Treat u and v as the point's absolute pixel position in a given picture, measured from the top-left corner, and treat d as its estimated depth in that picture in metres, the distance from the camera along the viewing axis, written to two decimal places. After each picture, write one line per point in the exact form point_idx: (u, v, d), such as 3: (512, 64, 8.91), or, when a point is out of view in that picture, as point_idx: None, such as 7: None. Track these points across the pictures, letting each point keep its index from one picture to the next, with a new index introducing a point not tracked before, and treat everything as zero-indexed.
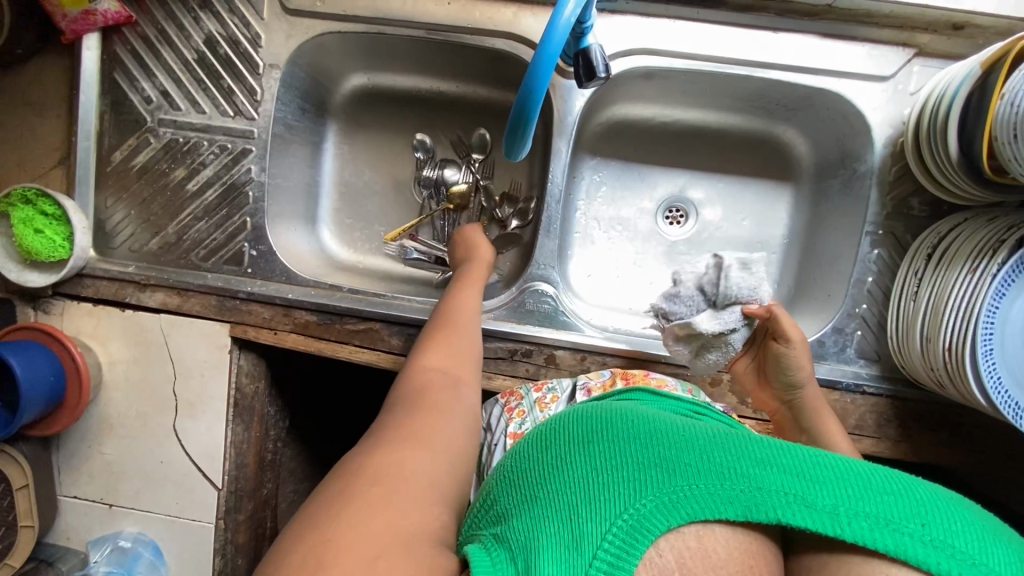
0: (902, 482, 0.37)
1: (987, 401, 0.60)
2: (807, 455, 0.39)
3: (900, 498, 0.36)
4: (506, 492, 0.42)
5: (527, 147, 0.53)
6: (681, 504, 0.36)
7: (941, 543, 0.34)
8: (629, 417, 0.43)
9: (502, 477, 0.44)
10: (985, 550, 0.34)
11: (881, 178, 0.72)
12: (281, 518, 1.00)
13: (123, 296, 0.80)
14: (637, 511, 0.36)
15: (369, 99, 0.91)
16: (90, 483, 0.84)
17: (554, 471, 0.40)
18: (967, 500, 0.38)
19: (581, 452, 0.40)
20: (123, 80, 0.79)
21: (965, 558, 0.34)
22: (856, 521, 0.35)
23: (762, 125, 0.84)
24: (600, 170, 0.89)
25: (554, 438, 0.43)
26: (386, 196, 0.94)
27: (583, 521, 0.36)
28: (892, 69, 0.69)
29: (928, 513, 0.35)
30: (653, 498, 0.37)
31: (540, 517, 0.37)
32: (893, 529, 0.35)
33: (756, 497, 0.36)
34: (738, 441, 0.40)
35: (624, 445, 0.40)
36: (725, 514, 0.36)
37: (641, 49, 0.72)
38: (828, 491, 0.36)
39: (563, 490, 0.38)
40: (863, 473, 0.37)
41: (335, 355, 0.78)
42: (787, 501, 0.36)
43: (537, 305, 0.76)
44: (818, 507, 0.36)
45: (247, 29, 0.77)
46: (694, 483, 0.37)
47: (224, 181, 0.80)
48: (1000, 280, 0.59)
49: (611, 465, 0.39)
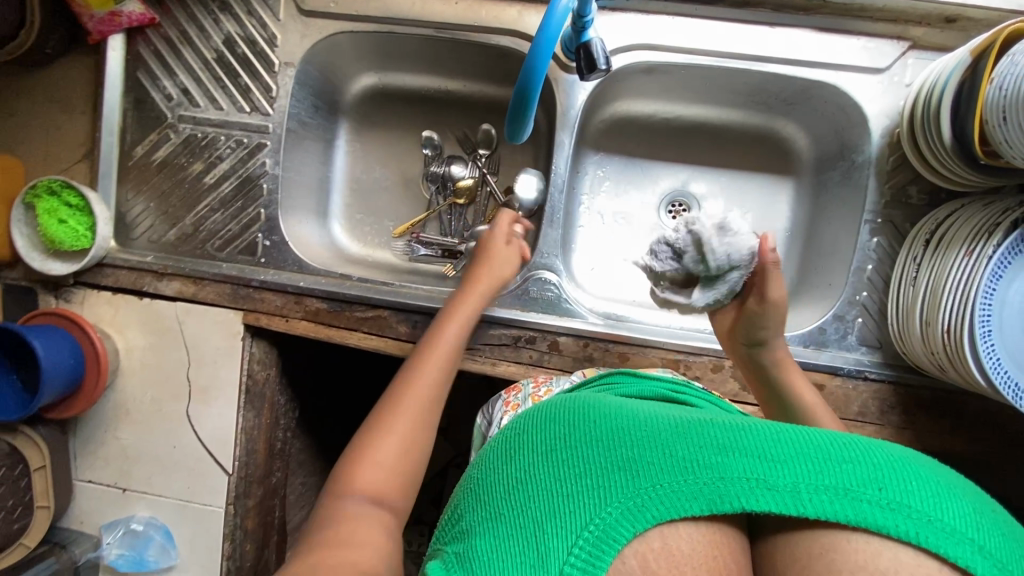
0: (863, 451, 0.42)
1: (987, 381, 0.60)
2: (768, 439, 0.43)
3: (860, 467, 0.41)
4: (485, 500, 0.46)
5: (528, 130, 0.55)
6: (647, 507, 0.42)
7: (897, 505, 0.39)
8: (597, 418, 0.47)
9: (473, 489, 0.49)
10: (940, 508, 0.40)
11: (879, 168, 0.73)
12: (289, 510, 1.02)
13: (141, 285, 0.83)
14: (605, 519, 0.41)
15: (379, 98, 0.95)
16: (105, 467, 0.86)
17: (528, 482, 0.45)
18: (917, 453, 0.44)
19: (553, 461, 0.45)
20: (146, 79, 0.82)
21: (920, 516, 0.39)
22: (816, 496, 0.40)
23: (761, 120, 0.86)
24: (604, 165, 0.91)
25: (527, 447, 0.47)
26: (395, 192, 0.97)
27: (552, 536, 0.41)
28: (887, 62, 0.71)
29: (883, 478, 0.40)
30: (620, 502, 0.42)
31: (516, 530, 0.43)
32: (854, 498, 0.40)
33: (719, 488, 0.41)
34: (699, 435, 0.44)
35: (593, 451, 0.44)
36: (689, 509, 0.41)
37: (642, 45, 0.74)
38: (787, 472, 0.41)
39: (538, 502, 0.43)
40: (824, 446, 0.42)
41: (344, 342, 0.80)
42: (748, 489, 0.41)
43: (540, 292, 0.78)
44: (778, 488, 0.41)
45: (263, 30, 0.81)
46: (658, 484, 0.42)
47: (239, 174, 0.83)
48: (996, 262, 0.60)
49: (581, 473, 0.44)
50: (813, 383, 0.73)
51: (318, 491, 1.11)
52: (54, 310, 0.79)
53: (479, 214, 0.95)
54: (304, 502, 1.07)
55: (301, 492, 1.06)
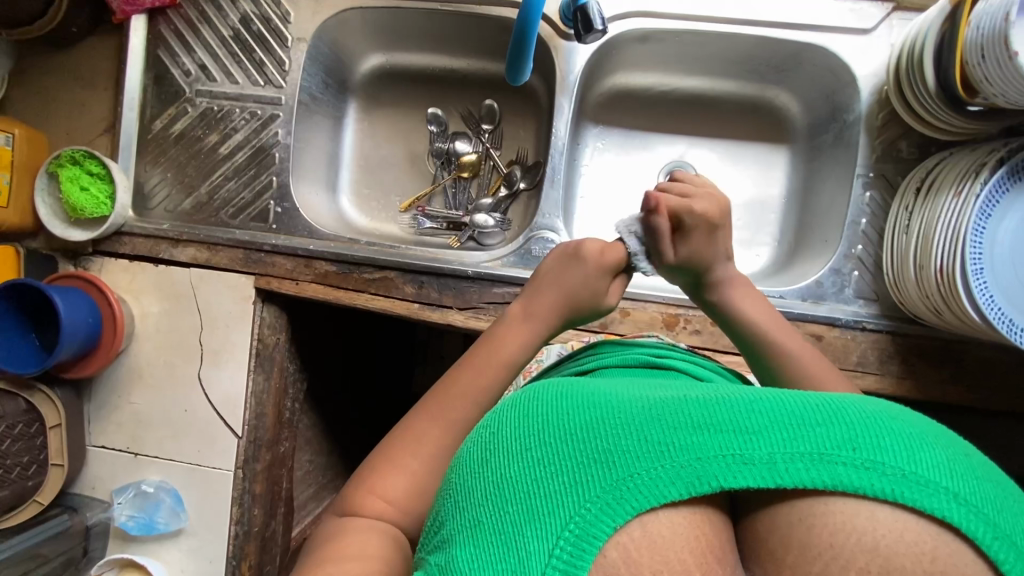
0: (828, 407, 0.33)
1: (981, 317, 0.61)
2: (738, 405, 0.33)
3: (829, 424, 0.31)
4: (447, 506, 0.36)
5: (527, 73, 0.58)
6: (625, 498, 0.31)
7: (873, 463, 0.30)
8: (546, 399, 0.37)
9: (439, 496, 0.39)
10: (913, 458, 0.30)
11: (869, 124, 0.75)
12: (296, 485, 1.03)
13: (157, 252, 0.86)
14: (582, 518, 0.31)
15: (386, 77, 0.99)
16: (117, 432, 0.88)
17: (487, 487, 0.34)
18: (871, 397, 0.35)
19: (509, 455, 0.34)
20: (166, 56, 0.87)
21: (896, 472, 0.30)
22: (795, 464, 0.31)
23: (755, 90, 0.89)
24: (603, 138, 0.94)
25: (476, 454, 0.36)
26: (402, 168, 1.00)
27: (527, 543, 0.31)
28: (873, 23, 0.74)
29: (858, 435, 0.31)
30: (594, 495, 0.31)
31: (480, 545, 0.32)
32: (829, 462, 0.30)
33: (696, 469, 0.31)
34: (667, 405, 0.34)
35: (547, 437, 0.34)
36: (670, 497, 0.31)
37: (637, 12, 0.78)
38: (765, 440, 0.31)
39: (502, 505, 0.33)
40: (787, 406, 0.33)
41: (352, 302, 0.82)
42: (728, 464, 0.31)
43: (542, 250, 0.80)
44: (756, 460, 0.31)
45: (277, 8, 0.85)
46: (635, 471, 0.31)
47: (253, 144, 0.86)
48: (984, 200, 0.62)
49: (535, 467, 0.33)
50: (811, 334, 0.74)
51: (324, 471, 1.12)
52: (76, 273, 0.82)
53: (483, 187, 0.98)
54: (310, 480, 1.08)
55: (307, 469, 1.07)
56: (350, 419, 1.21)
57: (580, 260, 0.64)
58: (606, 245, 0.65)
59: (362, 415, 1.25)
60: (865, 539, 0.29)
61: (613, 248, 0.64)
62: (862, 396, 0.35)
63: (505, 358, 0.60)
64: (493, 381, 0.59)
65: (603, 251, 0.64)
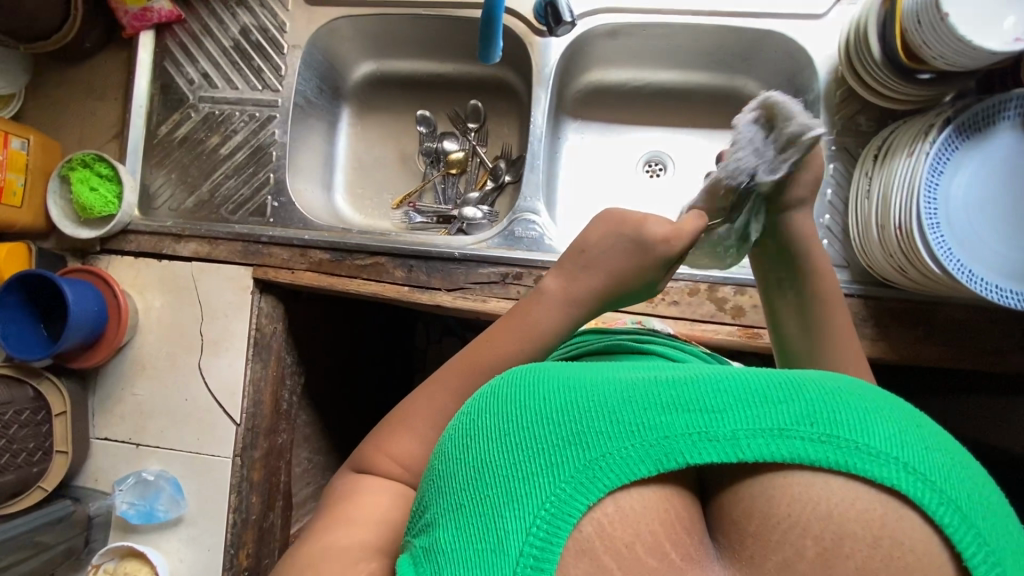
0: (789, 383, 0.33)
1: (941, 268, 0.64)
2: (705, 383, 0.33)
3: (789, 400, 0.32)
4: (433, 490, 0.37)
5: (498, 52, 0.62)
6: (597, 477, 0.32)
7: (829, 437, 0.30)
8: (519, 383, 0.37)
9: (425, 478, 0.39)
10: (866, 430, 0.31)
11: (828, 101, 0.80)
12: (295, 482, 1.04)
13: (161, 248, 0.91)
14: (556, 497, 0.32)
15: (378, 83, 1.05)
16: (120, 424, 0.90)
17: (469, 471, 0.34)
18: (831, 371, 0.35)
19: (488, 439, 0.35)
20: (171, 67, 0.94)
21: (850, 444, 0.30)
22: (758, 441, 0.31)
23: (724, 80, 0.94)
24: (582, 130, 0.99)
25: (459, 440, 0.36)
26: (393, 167, 1.05)
27: (506, 522, 0.32)
28: (825, 9, 0.80)
29: (815, 411, 0.31)
30: (566, 476, 0.32)
31: (464, 526, 0.33)
32: (787, 436, 0.31)
33: (665, 447, 0.32)
34: (638, 386, 0.34)
35: (521, 420, 0.34)
36: (640, 474, 0.32)
37: (604, 8, 0.84)
38: (729, 418, 0.32)
39: (483, 488, 0.33)
40: (752, 383, 0.33)
41: (346, 289, 0.85)
42: (693, 442, 0.32)
43: (524, 232, 0.85)
44: (719, 438, 0.31)
45: (274, 19, 0.92)
46: (606, 451, 0.32)
47: (251, 144, 0.92)
48: (934, 158, 0.65)
49: (511, 450, 0.33)
50: None
51: (322, 470, 1.13)
52: (86, 266, 0.87)
53: (471, 182, 1.02)
54: (309, 478, 1.08)
55: (306, 467, 1.08)
56: (350, 419, 1.23)
57: (644, 251, 0.61)
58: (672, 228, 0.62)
59: (361, 416, 1.27)
60: (820, 508, 0.29)
61: (681, 235, 0.62)
62: (820, 370, 0.35)
63: (523, 324, 0.59)
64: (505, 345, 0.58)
65: (668, 237, 0.61)
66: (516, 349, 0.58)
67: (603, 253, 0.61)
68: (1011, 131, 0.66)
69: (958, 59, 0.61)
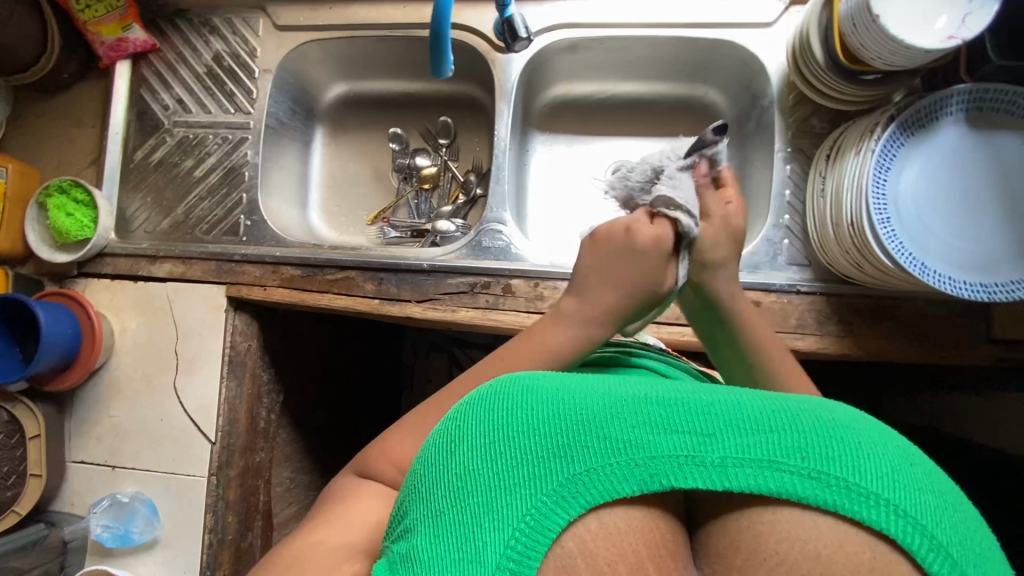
0: (783, 414, 0.34)
1: (891, 260, 0.65)
2: (696, 406, 0.34)
3: (781, 431, 0.33)
4: (413, 494, 0.37)
5: (449, 66, 0.65)
6: (580, 492, 0.33)
7: (818, 474, 0.32)
8: (510, 391, 0.37)
9: (408, 477, 0.40)
10: (859, 469, 0.32)
11: (781, 106, 0.82)
12: (276, 503, 1.03)
13: (136, 270, 0.92)
14: (537, 509, 0.33)
15: (350, 104, 1.08)
16: (97, 446, 0.90)
17: (452, 478, 0.35)
18: (828, 403, 0.36)
19: (475, 445, 0.35)
20: (147, 94, 0.97)
21: (839, 482, 0.31)
22: (744, 468, 0.32)
23: (685, 89, 0.96)
24: (550, 142, 1.00)
25: (447, 440, 0.37)
26: (367, 183, 1.07)
27: (486, 530, 0.33)
28: (773, 17, 0.82)
29: (805, 445, 0.32)
30: (550, 489, 0.33)
31: (443, 534, 0.34)
32: (776, 468, 0.32)
33: (650, 467, 0.33)
34: (628, 402, 0.35)
35: (511, 431, 0.35)
36: (624, 493, 0.33)
37: (562, 25, 0.87)
38: (717, 443, 0.33)
39: (466, 496, 0.34)
40: (744, 411, 0.34)
41: (316, 303, 0.86)
42: (679, 465, 0.33)
43: (492, 242, 0.86)
44: (706, 463, 0.33)
45: (245, 45, 0.95)
46: (590, 466, 0.33)
47: (224, 166, 0.94)
48: (881, 155, 0.67)
49: (498, 459, 0.34)
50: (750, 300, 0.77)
51: (305, 490, 1.11)
52: (64, 290, 0.88)
53: (443, 197, 1.04)
54: (291, 498, 1.07)
55: (288, 487, 1.07)
56: (334, 436, 1.22)
57: (620, 255, 0.61)
58: (655, 228, 0.62)
59: (345, 434, 1.26)
60: (808, 547, 0.30)
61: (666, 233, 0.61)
62: (814, 399, 0.36)
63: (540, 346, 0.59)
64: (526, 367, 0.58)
65: (655, 237, 0.61)
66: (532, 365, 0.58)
67: (595, 256, 0.62)
68: (954, 126, 0.67)
69: (895, 59, 0.63)
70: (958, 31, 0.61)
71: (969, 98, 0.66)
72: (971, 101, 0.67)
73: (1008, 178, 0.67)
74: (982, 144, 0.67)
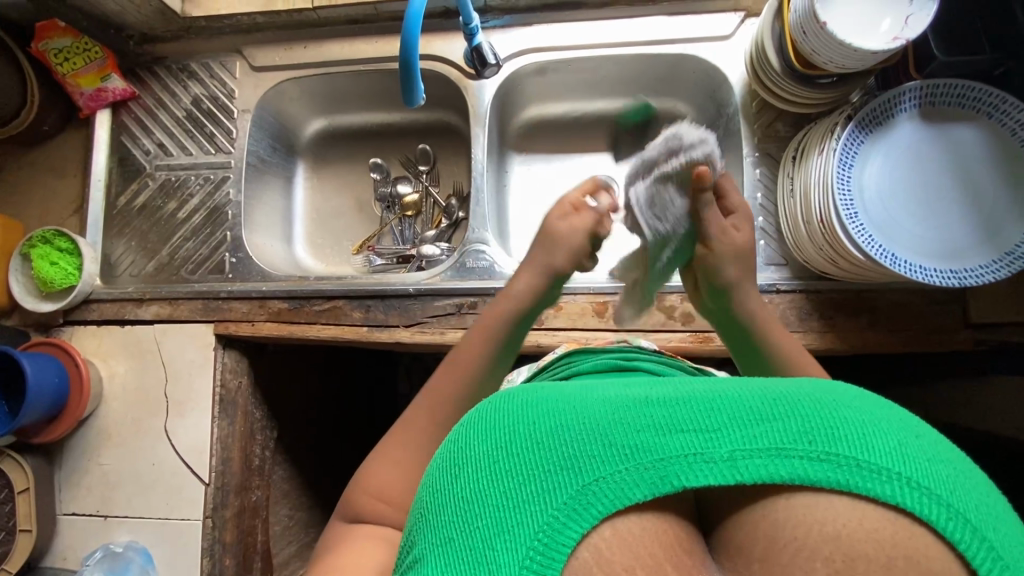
0: (784, 401, 0.33)
1: (862, 253, 0.66)
2: (696, 403, 0.34)
3: (785, 418, 0.32)
4: (422, 523, 0.35)
5: (420, 94, 0.67)
6: (590, 502, 0.32)
7: (829, 456, 0.31)
8: (509, 407, 0.36)
9: (412, 511, 0.38)
10: (866, 446, 0.31)
11: (745, 113, 0.85)
12: (275, 543, 1.01)
13: (123, 314, 0.92)
14: (549, 525, 0.31)
15: (330, 138, 1.10)
16: (88, 496, 0.89)
17: (458, 502, 0.33)
18: (827, 385, 0.35)
19: (479, 466, 0.34)
20: (128, 140, 0.98)
21: (851, 463, 0.31)
22: (753, 460, 0.32)
23: (655, 103, 0.99)
24: (529, 162, 1.03)
25: (450, 465, 0.35)
26: (351, 214, 1.08)
27: (498, 554, 0.31)
28: (730, 30, 0.86)
29: (812, 429, 0.32)
30: (560, 503, 0.32)
31: (455, 562, 0.32)
32: (786, 456, 0.31)
33: (660, 469, 0.32)
34: (629, 406, 0.34)
35: (514, 447, 0.34)
36: (635, 498, 0.32)
37: (528, 49, 0.90)
38: (724, 437, 0.32)
39: (475, 519, 0.32)
40: (745, 402, 0.33)
41: (305, 335, 0.87)
42: (688, 463, 0.32)
43: (475, 262, 0.88)
44: (716, 459, 0.32)
45: (224, 87, 0.98)
46: (600, 474, 0.32)
47: (207, 206, 0.95)
48: (841, 153, 0.69)
49: (504, 478, 0.33)
50: None
51: (304, 528, 1.09)
52: (50, 339, 0.87)
53: (427, 223, 1.05)
54: (291, 537, 1.05)
55: (287, 525, 1.05)
56: (333, 470, 1.21)
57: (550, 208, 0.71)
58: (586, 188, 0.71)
59: (344, 467, 1.24)
60: (827, 529, 0.30)
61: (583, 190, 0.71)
62: (811, 381, 0.36)
63: (493, 329, 0.64)
64: (482, 346, 0.63)
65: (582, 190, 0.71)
66: (489, 348, 0.63)
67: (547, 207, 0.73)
68: (908, 120, 0.70)
69: (846, 61, 0.66)
70: (902, 32, 0.64)
71: (920, 94, 0.69)
72: (923, 97, 0.69)
73: (963, 164, 0.69)
74: (934, 134, 0.70)
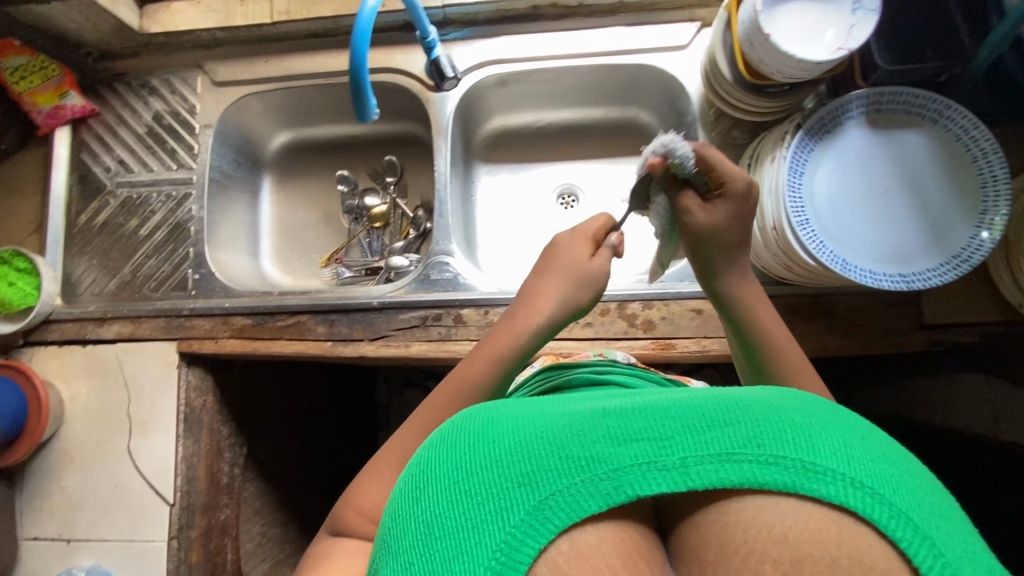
0: (734, 406, 0.33)
1: (813, 259, 0.67)
2: (650, 411, 0.33)
3: (735, 423, 0.32)
4: (385, 553, 0.34)
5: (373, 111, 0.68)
6: (547, 518, 0.31)
7: (776, 459, 0.31)
8: (469, 427, 0.36)
9: (377, 544, 0.37)
10: (811, 448, 0.31)
11: (704, 122, 0.87)
12: (246, 561, 0.99)
13: (84, 334, 0.90)
14: (506, 544, 0.30)
15: (296, 151, 1.09)
16: (50, 520, 0.87)
17: (418, 528, 0.32)
18: (773, 391, 0.35)
19: (439, 489, 0.33)
20: (88, 158, 0.97)
21: (798, 465, 0.31)
22: (706, 466, 0.31)
23: (618, 111, 1.00)
24: (495, 171, 1.03)
25: (412, 493, 0.34)
26: (318, 227, 1.08)
27: None
28: (687, 39, 0.87)
29: (760, 433, 0.31)
30: (517, 520, 0.31)
31: None
32: (735, 460, 0.31)
33: (615, 481, 0.31)
34: (585, 418, 0.34)
35: (472, 467, 0.33)
36: (591, 511, 0.31)
37: (488, 61, 0.91)
38: (677, 444, 0.32)
39: (434, 544, 0.31)
40: (696, 408, 0.33)
41: (268, 350, 0.86)
42: (642, 473, 0.31)
43: (440, 274, 0.88)
44: (669, 466, 0.31)
45: (184, 103, 0.97)
46: (556, 488, 0.31)
47: (169, 223, 0.95)
48: (792, 164, 0.71)
49: (462, 499, 0.32)
50: (692, 309, 0.80)
51: (278, 545, 1.08)
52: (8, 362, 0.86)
53: (395, 234, 1.04)
54: (264, 554, 1.04)
55: (260, 542, 1.03)
56: (309, 486, 1.19)
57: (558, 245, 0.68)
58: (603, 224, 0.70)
59: (320, 481, 1.23)
60: (775, 531, 0.29)
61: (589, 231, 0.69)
62: (761, 387, 0.36)
63: (492, 351, 0.62)
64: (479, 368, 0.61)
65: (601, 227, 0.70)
66: (483, 370, 0.61)
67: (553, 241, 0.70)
68: (857, 128, 0.71)
69: (794, 72, 0.68)
70: (845, 43, 0.65)
71: (867, 101, 0.71)
72: (869, 105, 0.71)
73: (910, 172, 0.71)
74: (884, 141, 0.71)
